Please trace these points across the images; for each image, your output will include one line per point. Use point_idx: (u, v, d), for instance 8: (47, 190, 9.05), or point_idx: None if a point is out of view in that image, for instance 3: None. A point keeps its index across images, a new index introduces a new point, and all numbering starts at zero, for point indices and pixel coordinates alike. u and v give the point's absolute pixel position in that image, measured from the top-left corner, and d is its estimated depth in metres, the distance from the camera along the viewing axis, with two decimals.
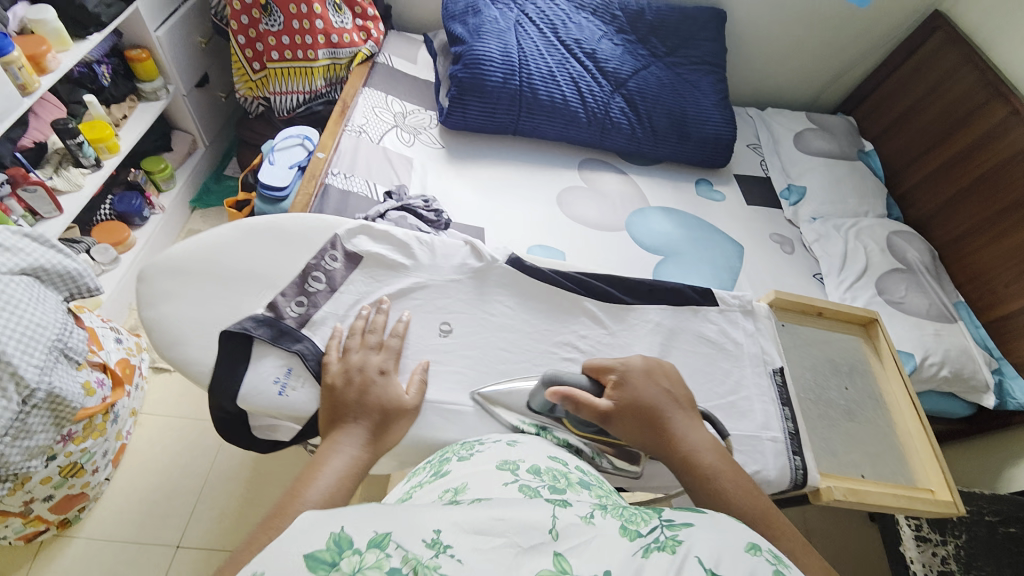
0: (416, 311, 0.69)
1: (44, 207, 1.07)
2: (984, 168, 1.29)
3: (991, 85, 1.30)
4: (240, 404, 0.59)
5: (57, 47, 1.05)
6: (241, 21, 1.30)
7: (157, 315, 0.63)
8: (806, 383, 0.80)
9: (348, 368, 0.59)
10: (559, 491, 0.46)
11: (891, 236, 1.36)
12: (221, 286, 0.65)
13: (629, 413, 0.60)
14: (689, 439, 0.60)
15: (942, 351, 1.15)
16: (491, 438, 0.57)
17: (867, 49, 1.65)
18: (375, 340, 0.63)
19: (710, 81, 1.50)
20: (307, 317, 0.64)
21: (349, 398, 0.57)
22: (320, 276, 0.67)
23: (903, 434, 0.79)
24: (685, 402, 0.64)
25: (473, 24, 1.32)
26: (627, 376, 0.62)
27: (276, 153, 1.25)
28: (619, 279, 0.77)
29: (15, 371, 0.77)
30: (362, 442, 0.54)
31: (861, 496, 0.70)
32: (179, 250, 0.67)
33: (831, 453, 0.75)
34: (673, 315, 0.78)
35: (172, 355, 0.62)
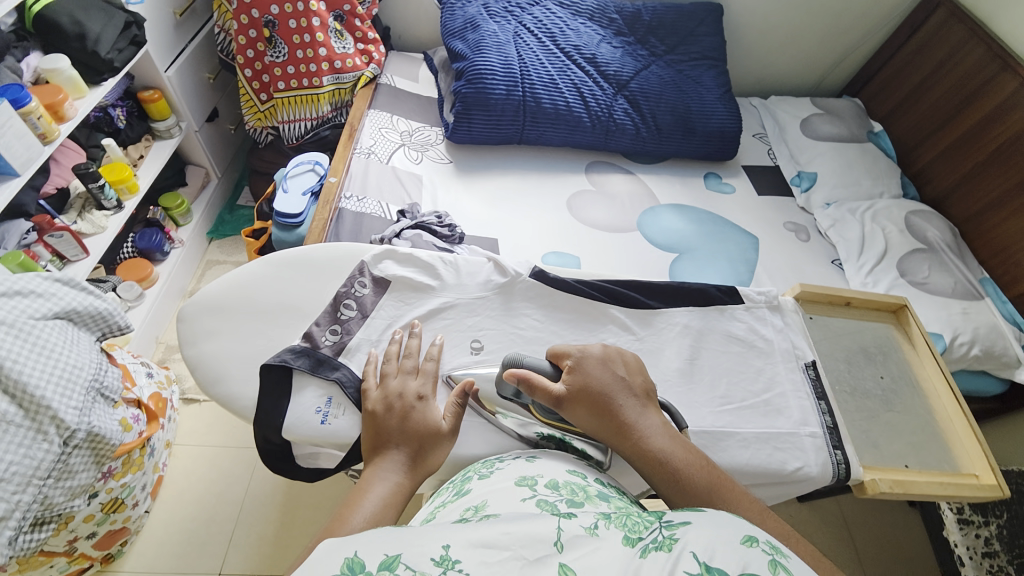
0: (445, 330, 0.70)
1: (71, 250, 1.10)
2: (1000, 141, 1.27)
3: (999, 58, 1.28)
4: (285, 435, 0.60)
5: (73, 95, 1.08)
6: (247, 55, 1.34)
7: (198, 352, 0.65)
8: (840, 375, 0.79)
9: (388, 396, 0.59)
10: (576, 504, 0.49)
11: (910, 217, 1.34)
12: (257, 320, 0.67)
13: (582, 399, 0.60)
14: (642, 425, 0.59)
15: (971, 330, 1.13)
16: (511, 454, 0.60)
17: (869, 30, 1.63)
18: (413, 365, 0.63)
19: (712, 76, 1.50)
20: (342, 345, 0.65)
21: (390, 424, 0.57)
22: (351, 304, 0.68)
23: (942, 419, 0.78)
24: (641, 388, 0.63)
25: (473, 39, 1.33)
26: (580, 363, 0.62)
27: (289, 181, 1.27)
28: (642, 283, 0.77)
29: (55, 414, 0.79)
30: (402, 467, 0.54)
31: (906, 487, 0.69)
32: (214, 288, 0.69)
33: (872, 444, 0.74)
34: (699, 315, 0.78)
35: (215, 392, 0.63)
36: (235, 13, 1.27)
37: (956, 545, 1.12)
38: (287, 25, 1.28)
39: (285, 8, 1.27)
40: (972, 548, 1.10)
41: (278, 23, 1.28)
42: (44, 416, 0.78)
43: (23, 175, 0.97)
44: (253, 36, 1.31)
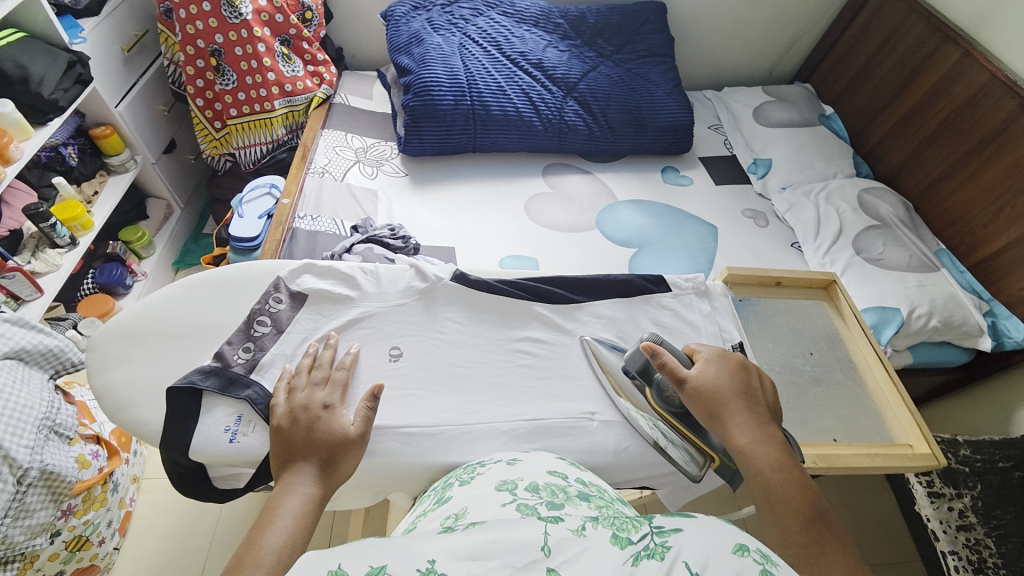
0: (364, 339, 0.69)
1: (25, 290, 1.09)
2: (946, 113, 1.28)
3: (940, 31, 1.31)
4: (193, 457, 0.59)
5: (19, 137, 1.08)
6: (197, 85, 1.35)
7: (107, 380, 0.64)
8: (772, 355, 0.79)
9: (293, 409, 0.59)
10: (557, 506, 0.48)
11: (863, 195, 1.35)
12: (170, 344, 0.67)
13: (706, 390, 0.64)
14: (757, 435, 0.61)
15: (928, 301, 1.13)
16: (493, 458, 0.60)
17: (812, 17, 1.67)
18: (322, 375, 0.63)
19: (660, 72, 1.52)
20: (255, 361, 0.65)
21: (296, 436, 0.57)
22: (265, 320, 0.68)
23: (875, 392, 0.79)
24: (764, 405, 0.65)
25: (418, 53, 1.35)
26: (713, 363, 0.66)
27: (245, 206, 1.28)
28: (566, 278, 0.78)
29: (7, 453, 0.78)
30: (314, 478, 0.54)
31: (832, 461, 0.69)
32: (127, 314, 0.68)
33: (801, 421, 0.74)
34: (628, 307, 0.78)
35: (124, 419, 0.62)
36: (181, 44, 1.28)
37: (930, 520, 1.08)
38: (233, 52, 1.30)
39: (230, 36, 1.28)
40: (945, 522, 1.06)
41: (225, 51, 1.29)
42: None
43: None
44: (201, 65, 1.32)
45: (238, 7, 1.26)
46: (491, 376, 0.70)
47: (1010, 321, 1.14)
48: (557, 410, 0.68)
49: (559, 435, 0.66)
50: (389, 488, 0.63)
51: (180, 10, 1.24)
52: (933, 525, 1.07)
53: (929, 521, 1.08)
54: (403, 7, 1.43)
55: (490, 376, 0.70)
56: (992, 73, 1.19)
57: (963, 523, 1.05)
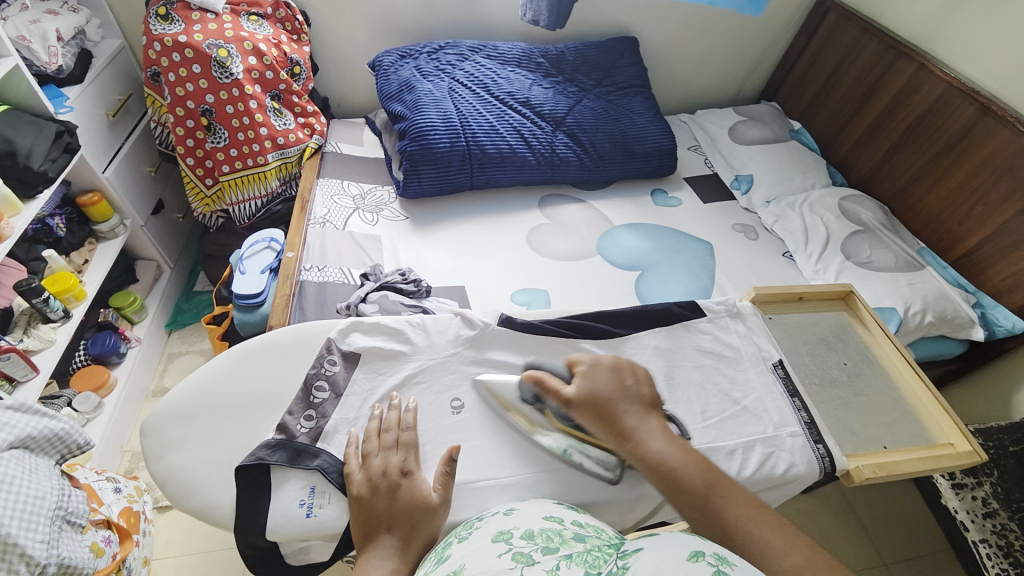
0: (420, 393, 0.69)
1: (19, 370, 1.02)
2: (910, 121, 1.39)
3: (893, 48, 1.42)
4: (269, 537, 0.57)
5: (8, 212, 1.02)
6: (188, 144, 1.34)
7: (168, 465, 0.61)
8: (808, 368, 0.82)
9: (372, 476, 0.57)
10: (552, 549, 0.47)
11: (842, 202, 1.43)
12: (226, 420, 0.64)
13: (587, 405, 0.64)
14: (643, 432, 0.61)
15: (921, 299, 1.20)
16: (489, 511, 0.58)
17: (771, 43, 1.80)
18: (393, 438, 0.62)
19: (640, 101, 1.61)
20: (319, 430, 0.63)
21: (378, 506, 0.55)
22: (323, 385, 0.67)
23: (910, 394, 0.82)
24: (645, 396, 0.66)
25: (411, 99, 1.38)
26: (588, 372, 0.66)
27: (245, 262, 1.25)
28: (605, 313, 0.80)
29: (24, 551, 0.73)
30: (395, 552, 0.53)
31: (890, 469, 0.71)
32: (176, 393, 0.65)
33: (850, 431, 0.76)
34: (667, 335, 0.80)
35: (190, 505, 0.59)
36: (171, 106, 1.28)
37: (958, 511, 1.10)
38: (224, 110, 1.30)
39: (221, 96, 1.28)
40: (973, 512, 1.09)
41: (216, 110, 1.29)
42: (11, 555, 0.72)
43: None
44: (191, 125, 1.31)
45: (228, 67, 1.26)
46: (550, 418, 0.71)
47: (998, 310, 1.21)
48: None
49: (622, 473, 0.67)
50: None
51: (169, 73, 1.25)
52: (961, 517, 1.09)
53: (957, 513, 1.10)
54: (390, 56, 1.47)
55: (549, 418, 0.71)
56: (948, 83, 1.29)
57: (989, 511, 1.08)
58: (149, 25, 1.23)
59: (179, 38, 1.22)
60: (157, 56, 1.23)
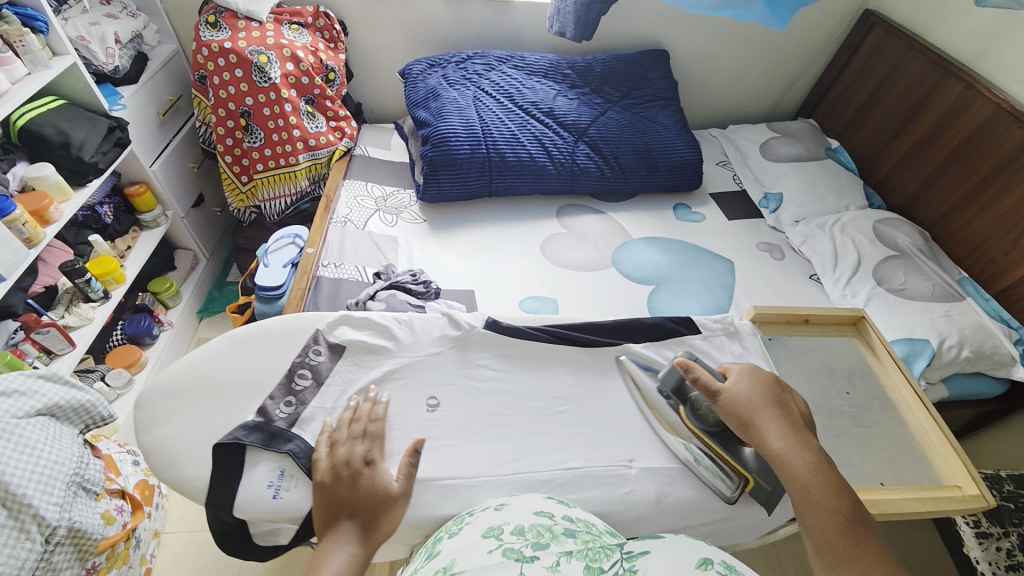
0: (399, 390, 0.70)
1: (57, 344, 1.11)
2: (956, 143, 1.30)
3: (941, 66, 1.34)
4: (237, 514, 0.60)
5: (58, 198, 1.12)
6: (227, 143, 1.43)
7: (154, 438, 0.64)
8: (805, 395, 0.79)
9: (336, 464, 0.60)
10: (542, 546, 0.48)
11: (877, 225, 1.36)
12: (218, 399, 0.67)
13: (736, 401, 0.66)
14: (791, 440, 0.62)
15: (957, 332, 1.12)
16: (481, 506, 0.59)
17: (810, 59, 1.74)
18: (362, 428, 0.65)
19: (667, 114, 1.58)
20: (296, 416, 0.66)
21: (341, 493, 0.58)
22: (306, 373, 0.69)
23: (918, 430, 0.78)
24: (797, 414, 0.66)
25: (436, 107, 1.42)
26: (744, 375, 0.68)
27: (269, 255, 1.31)
28: (593, 323, 0.79)
29: (37, 512, 0.79)
30: (357, 537, 0.56)
31: (880, 506, 0.68)
32: (173, 370, 0.69)
33: (844, 464, 0.73)
34: (654, 349, 0.79)
35: (169, 476, 0.63)
36: (214, 108, 1.37)
37: (978, 562, 1.03)
38: (261, 113, 1.38)
39: (259, 99, 1.36)
40: (995, 564, 1.01)
41: (254, 112, 1.38)
42: (26, 515, 0.79)
43: (8, 277, 0.99)
44: (231, 125, 1.40)
45: (267, 72, 1.33)
46: (528, 424, 0.71)
47: None
48: (588, 457, 0.68)
49: (596, 485, 0.66)
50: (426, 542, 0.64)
51: (214, 77, 1.34)
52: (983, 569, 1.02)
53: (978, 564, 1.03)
54: (420, 65, 1.52)
55: (527, 424, 0.71)
56: (996, 105, 1.21)
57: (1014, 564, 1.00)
58: (199, 32, 1.32)
59: (225, 44, 1.31)
60: (204, 60, 1.32)
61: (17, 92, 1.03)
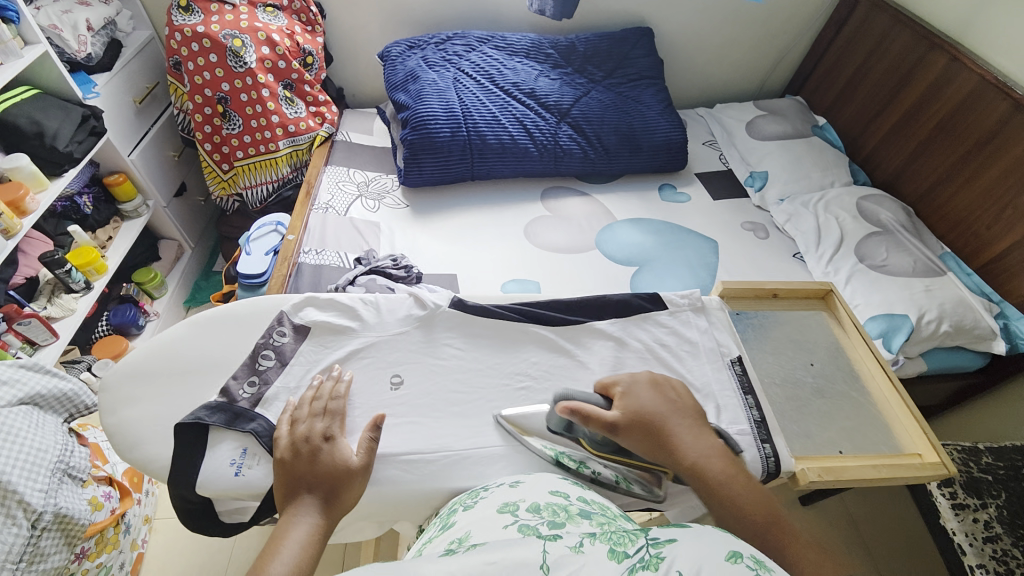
0: (363, 368, 0.72)
1: (40, 335, 1.11)
2: (940, 117, 1.29)
3: (925, 39, 1.32)
4: (200, 492, 0.61)
5: (35, 188, 1.11)
6: (206, 130, 1.41)
7: (118, 420, 0.65)
8: (768, 367, 0.80)
9: (295, 441, 0.60)
10: (558, 525, 0.49)
11: (861, 202, 1.35)
12: (184, 380, 0.68)
13: (635, 424, 0.64)
14: (699, 446, 0.63)
15: (937, 306, 1.12)
16: (495, 481, 0.61)
17: (796, 34, 1.71)
18: (323, 406, 0.65)
19: (651, 93, 1.57)
20: (260, 396, 0.67)
21: (300, 468, 0.58)
22: (270, 354, 0.70)
23: (880, 401, 0.79)
24: (693, 412, 0.67)
25: (415, 90, 1.40)
26: (631, 392, 0.67)
27: (251, 243, 1.31)
28: (559, 301, 0.80)
29: (22, 498, 0.80)
30: (318, 509, 0.56)
31: (837, 472, 0.68)
32: (138, 353, 0.70)
33: (805, 435, 0.74)
34: (621, 325, 0.79)
35: (133, 457, 0.64)
36: (190, 94, 1.35)
37: (955, 533, 1.03)
38: (239, 98, 1.36)
39: (236, 84, 1.34)
40: (972, 535, 1.02)
41: (231, 98, 1.36)
42: (11, 501, 0.80)
43: None
44: (209, 112, 1.38)
45: (242, 57, 1.31)
46: (497, 402, 0.71)
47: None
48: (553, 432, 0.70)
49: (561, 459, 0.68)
50: (393, 517, 0.65)
51: (189, 62, 1.32)
52: (959, 540, 1.02)
53: (954, 535, 1.02)
54: (398, 47, 1.49)
55: (494, 402, 0.71)
56: (980, 77, 1.20)
57: (990, 535, 1.01)
58: (171, 16, 1.30)
59: (198, 28, 1.28)
60: (178, 46, 1.30)
61: None
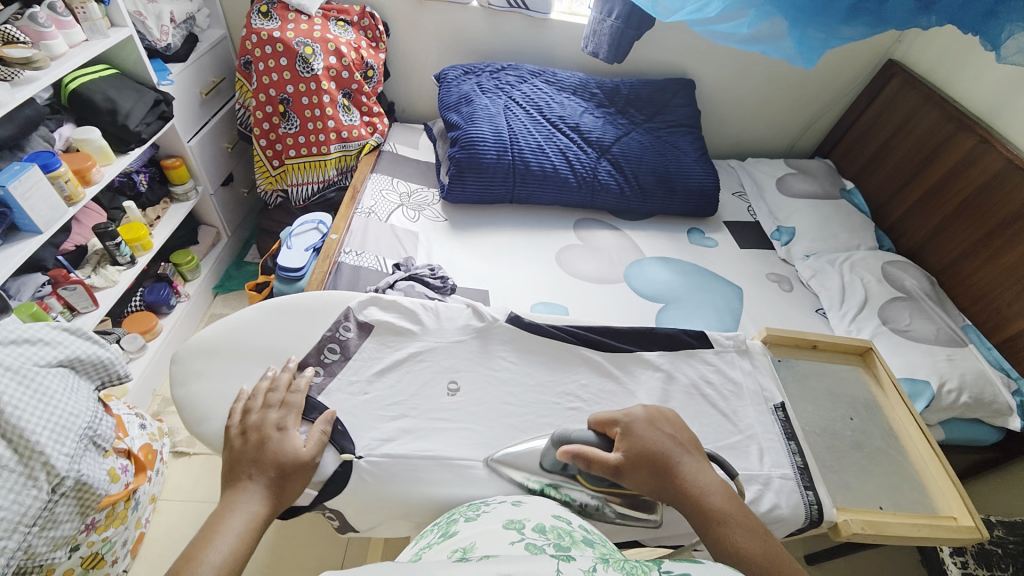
0: (422, 370, 0.75)
1: (81, 302, 1.14)
2: (966, 193, 1.34)
3: (955, 119, 1.38)
4: None
5: (101, 162, 1.17)
6: (264, 127, 1.48)
7: (188, 393, 0.69)
8: (810, 417, 0.82)
9: (246, 429, 0.62)
10: (564, 548, 0.48)
11: (886, 266, 1.39)
12: (250, 363, 0.72)
13: (634, 461, 0.63)
14: (700, 483, 0.62)
15: (957, 376, 1.14)
16: (497, 498, 0.62)
17: (831, 101, 1.79)
18: (279, 398, 0.66)
19: (688, 141, 1.63)
20: (323, 386, 0.71)
21: (246, 455, 0.59)
22: (335, 347, 0.74)
23: (918, 462, 0.80)
24: (692, 445, 0.66)
25: (467, 112, 1.46)
26: (631, 427, 0.66)
27: (292, 238, 1.35)
28: (612, 328, 0.83)
29: (47, 460, 0.81)
30: (261, 496, 0.57)
31: (879, 528, 0.70)
32: (208, 332, 0.75)
33: (844, 486, 0.75)
34: (669, 358, 0.82)
35: (200, 430, 0.67)
36: (255, 92, 1.43)
37: None
38: (300, 101, 1.43)
39: (299, 88, 1.41)
40: None
41: (293, 100, 1.43)
42: (36, 462, 0.80)
43: (45, 232, 1.02)
44: (270, 111, 1.45)
45: (310, 63, 1.39)
46: (542, 419, 0.73)
47: None
48: None
49: None
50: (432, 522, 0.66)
51: (259, 63, 1.39)
52: None
53: None
54: (455, 71, 1.57)
55: (539, 418, 0.73)
56: (1008, 160, 1.24)
57: None
58: (250, 20, 1.38)
59: (274, 33, 1.36)
60: (252, 47, 1.38)
61: (73, 56, 1.07)
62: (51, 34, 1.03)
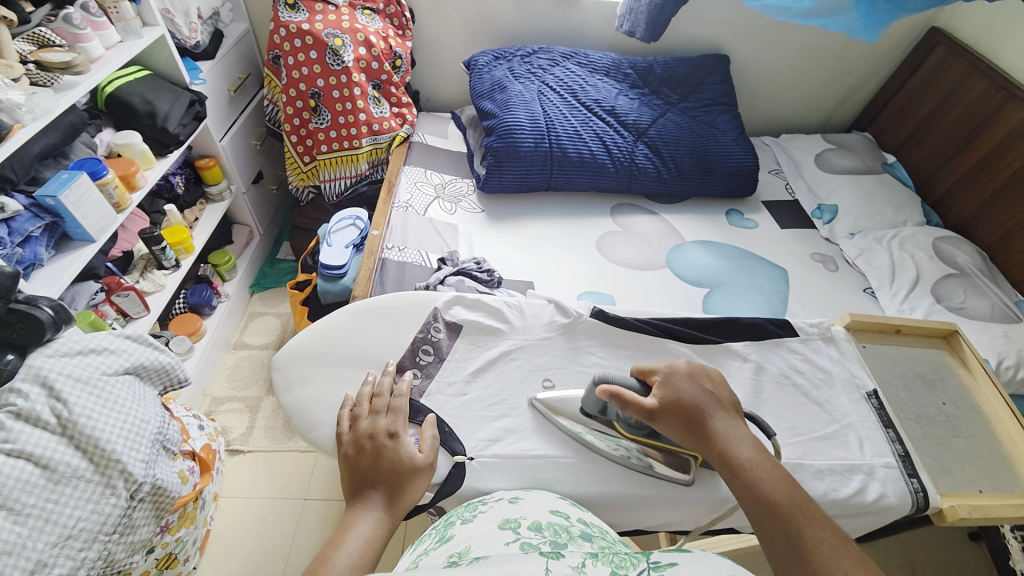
0: (515, 368, 0.77)
1: (133, 308, 1.16)
2: (1017, 165, 1.30)
3: (1003, 89, 1.34)
4: None
5: (143, 166, 1.16)
6: (293, 123, 1.46)
7: (295, 399, 0.72)
8: (902, 402, 0.81)
9: (359, 438, 0.64)
10: (561, 545, 0.50)
11: (937, 243, 1.36)
12: (348, 367, 0.75)
13: (671, 410, 0.64)
14: (731, 435, 0.63)
15: (1015, 353, 1.12)
16: (494, 497, 0.62)
17: (870, 70, 1.73)
18: (385, 403, 0.68)
19: (726, 119, 1.59)
20: (423, 388, 0.73)
21: (364, 465, 0.61)
22: (429, 348, 0.77)
23: (1009, 443, 0.80)
24: (727, 401, 0.67)
25: (502, 99, 1.43)
26: (670, 379, 0.67)
27: (332, 235, 1.34)
28: (698, 320, 0.82)
29: (124, 468, 0.82)
30: (382, 506, 0.59)
31: (985, 512, 0.70)
32: (303, 337, 0.78)
33: (945, 471, 0.76)
34: (757, 348, 0.82)
35: (313, 437, 0.70)
36: (285, 88, 1.40)
37: None
38: (331, 94, 1.40)
39: (330, 81, 1.39)
40: None
41: (324, 93, 1.40)
42: (113, 470, 0.81)
43: (98, 240, 1.02)
44: (300, 106, 1.43)
45: (340, 56, 1.36)
46: None
47: None
48: None
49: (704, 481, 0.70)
50: None
51: (288, 57, 1.37)
52: None
53: None
54: (485, 57, 1.54)
55: None
56: None
57: None
58: (278, 13, 1.35)
59: (302, 25, 1.33)
60: (281, 41, 1.36)
61: (111, 58, 1.05)
62: (87, 36, 1.01)
